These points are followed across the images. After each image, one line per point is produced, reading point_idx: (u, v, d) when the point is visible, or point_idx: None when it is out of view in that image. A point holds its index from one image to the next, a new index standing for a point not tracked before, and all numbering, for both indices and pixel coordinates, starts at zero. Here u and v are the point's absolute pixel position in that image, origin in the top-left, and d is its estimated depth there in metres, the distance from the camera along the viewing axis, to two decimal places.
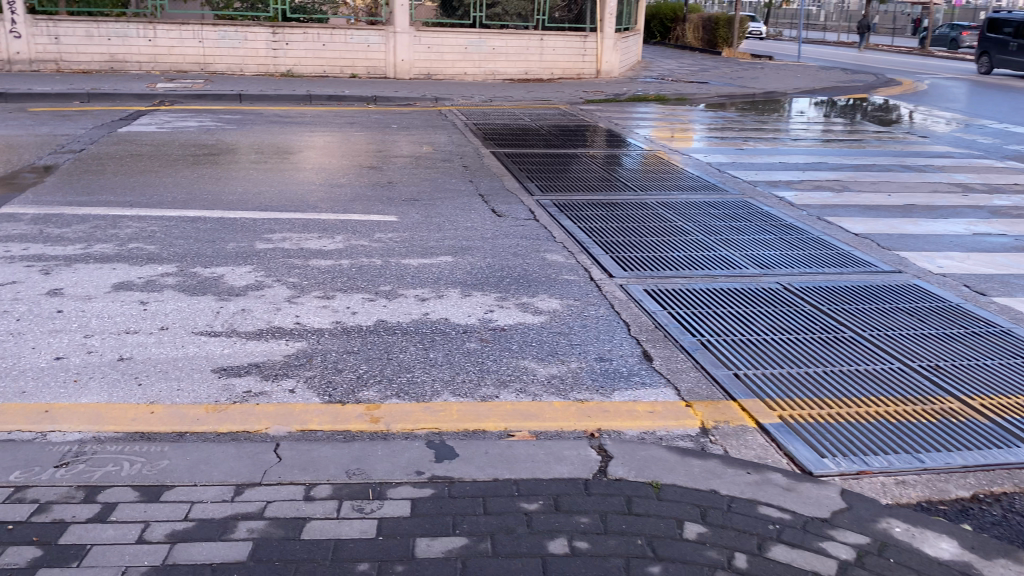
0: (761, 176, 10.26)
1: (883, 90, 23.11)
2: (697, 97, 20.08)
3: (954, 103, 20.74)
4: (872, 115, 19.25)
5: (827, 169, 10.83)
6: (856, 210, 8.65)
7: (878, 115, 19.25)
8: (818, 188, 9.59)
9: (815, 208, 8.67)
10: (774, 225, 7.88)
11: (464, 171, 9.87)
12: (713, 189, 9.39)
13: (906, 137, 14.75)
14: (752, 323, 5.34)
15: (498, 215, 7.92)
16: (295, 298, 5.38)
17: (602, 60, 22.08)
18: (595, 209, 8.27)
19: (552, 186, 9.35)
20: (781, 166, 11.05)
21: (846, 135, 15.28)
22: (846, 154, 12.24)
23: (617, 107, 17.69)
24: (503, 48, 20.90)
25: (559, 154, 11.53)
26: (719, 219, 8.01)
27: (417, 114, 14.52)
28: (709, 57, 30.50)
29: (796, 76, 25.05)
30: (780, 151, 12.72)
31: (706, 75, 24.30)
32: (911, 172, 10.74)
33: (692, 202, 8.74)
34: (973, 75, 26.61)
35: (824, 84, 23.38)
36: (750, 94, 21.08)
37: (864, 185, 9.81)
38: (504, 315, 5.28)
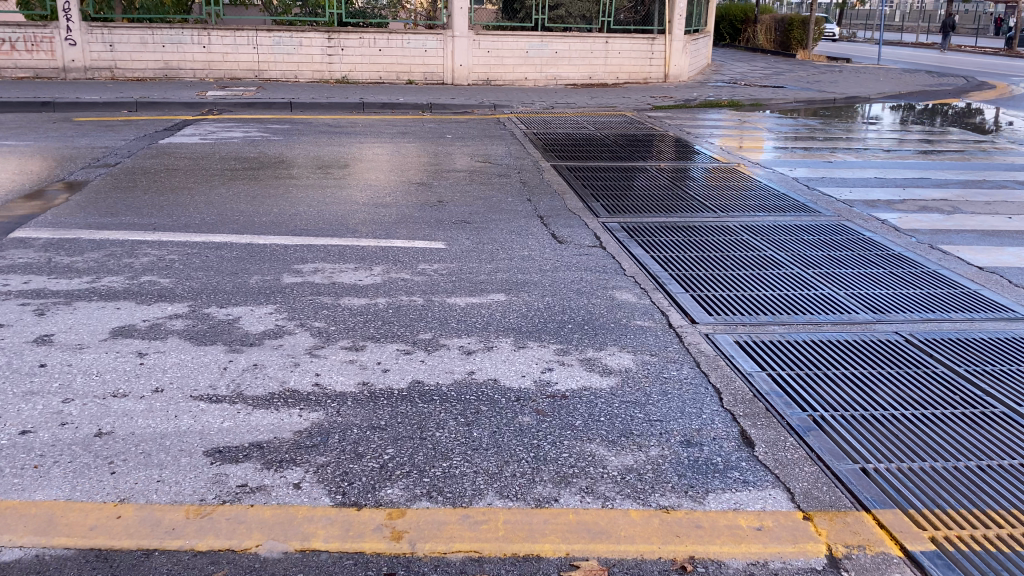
0: (856, 193, 9.12)
1: (975, 94, 21.42)
2: (773, 102, 18.83)
3: None
4: (966, 121, 17.71)
5: (931, 185, 9.60)
6: (974, 237, 7.47)
7: (973, 121, 17.70)
8: (924, 209, 8.41)
9: (925, 234, 7.52)
10: (880, 255, 6.78)
11: (521, 188, 8.98)
12: (801, 209, 8.31)
13: (1012, 147, 13.30)
14: (874, 391, 4.30)
15: (559, 240, 6.99)
16: (318, 350, 4.55)
17: (670, 64, 21.01)
18: (669, 234, 7.29)
19: (619, 205, 8.40)
20: (876, 181, 9.85)
21: (943, 145, 13.90)
22: (949, 167, 10.95)
23: (687, 114, 16.60)
24: (566, 51, 19.97)
25: (625, 166, 10.55)
26: (814, 248, 6.94)
27: (473, 123, 13.71)
28: (782, 60, 29.06)
29: (878, 79, 23.48)
30: (872, 163, 11.48)
31: (780, 79, 22.95)
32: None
33: (780, 226, 7.68)
34: None
35: (909, 88, 21.82)
36: (829, 99, 19.72)
37: (977, 205, 8.58)
38: (566, 375, 4.35)
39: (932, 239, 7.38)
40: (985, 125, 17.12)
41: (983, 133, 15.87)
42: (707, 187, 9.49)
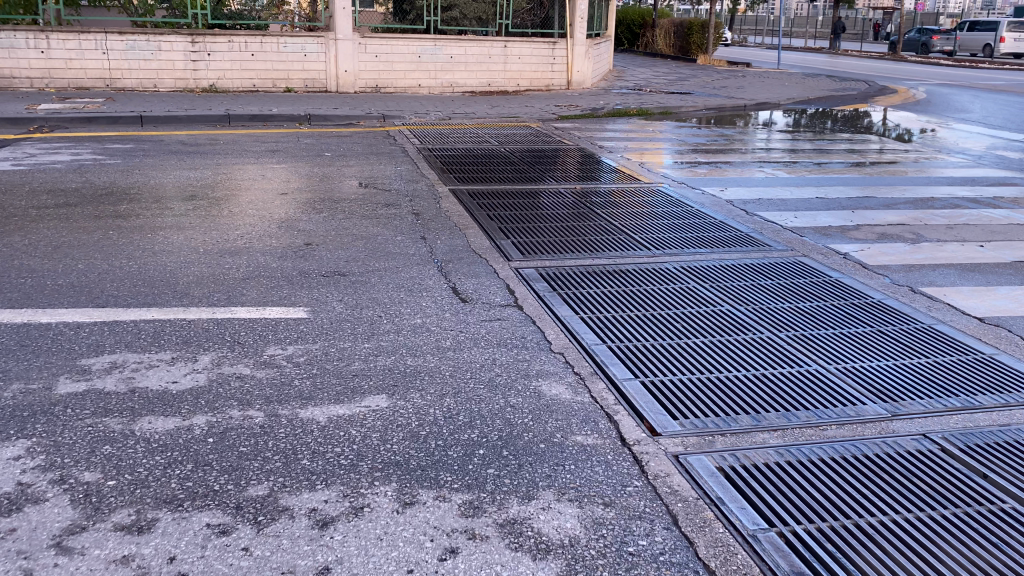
0: (800, 218, 7.87)
1: (880, 99, 21.02)
2: (682, 110, 17.81)
3: (964, 110, 18.66)
4: (880, 125, 17.05)
5: (880, 206, 8.47)
6: (953, 273, 6.27)
7: (886, 125, 17.05)
8: (884, 238, 7.21)
9: (898, 271, 6.30)
10: (856, 305, 5.48)
11: (413, 221, 7.34)
12: (746, 241, 6.99)
13: (939, 156, 12.48)
14: (935, 558, 2.89)
15: (460, 298, 5.39)
16: (73, 539, 2.80)
17: (573, 69, 19.76)
18: (598, 283, 5.80)
19: (532, 241, 6.86)
20: (818, 202, 8.66)
21: (865, 153, 13.03)
22: (888, 183, 9.92)
23: (595, 123, 15.32)
24: (462, 57, 18.45)
25: (535, 188, 9.00)
26: (776, 297, 5.59)
27: (358, 138, 11.97)
28: (684, 65, 28.42)
29: (783, 84, 22.95)
30: (805, 178, 10.34)
31: (685, 86, 22.02)
32: (986, 208, 8.43)
33: (729, 264, 6.31)
34: (965, 82, 24.82)
35: (815, 94, 21.28)
36: (738, 106, 18.87)
37: (939, 230, 7.46)
38: (475, 562, 2.75)
39: (907, 277, 6.15)
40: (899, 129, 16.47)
41: (901, 138, 15.11)
42: (632, 212, 8.05)
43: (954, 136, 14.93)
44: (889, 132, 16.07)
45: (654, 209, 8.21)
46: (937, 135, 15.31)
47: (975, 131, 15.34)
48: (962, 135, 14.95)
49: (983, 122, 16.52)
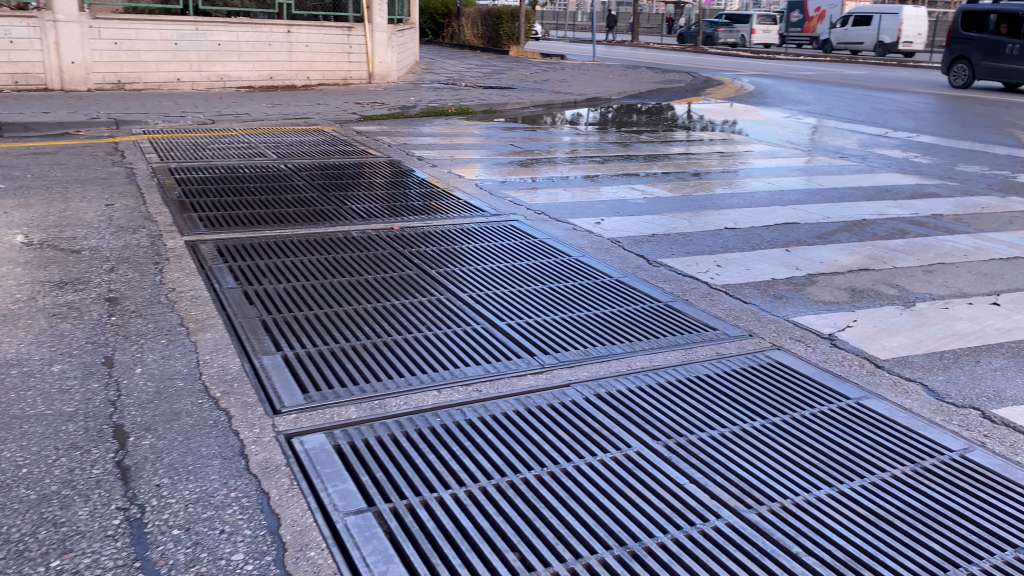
0: (727, 268, 5.38)
1: (710, 91, 19.61)
2: (506, 107, 15.27)
3: (801, 102, 17.51)
4: (717, 118, 15.44)
5: (815, 240, 6.14)
6: (1011, 372, 3.92)
7: (722, 118, 15.45)
8: (864, 302, 4.83)
9: (935, 375, 3.87)
10: (939, 478, 2.97)
11: (98, 320, 4.08)
12: (675, 323, 4.34)
13: (816, 157, 10.65)
14: None
15: (141, 572, 2.31)
16: None
17: (374, 60, 16.81)
18: (458, 461, 2.93)
19: (320, 351, 3.82)
20: (734, 235, 6.24)
21: (729, 153, 11.02)
22: (794, 197, 7.74)
23: (406, 124, 12.39)
24: (232, 44, 14.91)
25: (326, 230, 5.93)
26: (794, 467, 2.99)
27: (67, 155, 8.29)
28: (496, 57, 26.11)
29: (606, 77, 21.13)
30: (692, 192, 7.96)
31: (503, 80, 19.47)
32: (942, 234, 6.41)
33: (674, 385, 3.63)
34: (782, 76, 24.30)
35: (643, 86, 19.55)
36: (566, 101, 16.62)
37: (922, 282, 5.21)
38: None
39: (952, 383, 3.78)
40: (737, 122, 14.92)
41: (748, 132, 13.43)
42: (482, 271, 5.20)
43: (803, 131, 13.45)
44: (731, 126, 14.39)
45: (511, 261, 5.41)
46: (782, 129, 13.77)
47: (822, 126, 13.94)
48: (811, 130, 13.54)
49: (828, 116, 15.24)
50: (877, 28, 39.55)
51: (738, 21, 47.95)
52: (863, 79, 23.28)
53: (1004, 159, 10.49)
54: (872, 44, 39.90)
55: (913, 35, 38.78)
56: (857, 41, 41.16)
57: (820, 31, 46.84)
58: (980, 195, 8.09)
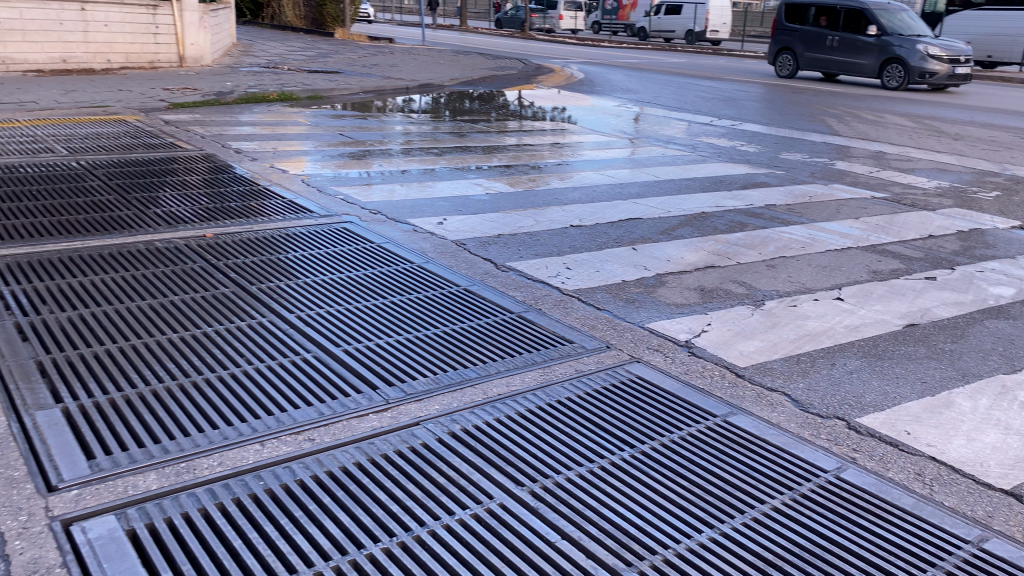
0: (577, 271, 5.11)
1: (542, 79, 19.57)
2: (333, 93, 14.48)
3: (630, 91, 17.79)
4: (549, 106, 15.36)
5: (660, 236, 6.02)
6: (864, 373, 3.86)
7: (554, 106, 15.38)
8: (715, 302, 4.70)
9: (794, 382, 3.75)
10: (818, 505, 2.78)
11: None
12: (529, 337, 3.99)
13: (650, 146, 10.73)
14: None
15: None
16: None
17: (184, 42, 15.62)
18: (288, 539, 2.43)
19: (114, 398, 3.17)
20: (581, 234, 6.01)
21: (566, 142, 10.89)
22: (634, 190, 7.65)
23: (223, 112, 11.40)
24: (14, 22, 13.31)
25: (126, 240, 5.15)
26: (672, 507, 2.71)
27: None
28: (321, 40, 24.97)
29: (438, 62, 20.65)
30: (534, 187, 7.68)
31: (330, 64, 18.52)
32: (779, 226, 6.47)
33: (534, 413, 3.28)
34: (610, 64, 24.76)
35: (475, 73, 19.25)
36: (397, 87, 16.02)
37: (767, 278, 5.16)
38: None
39: (812, 391, 3.66)
40: (568, 109, 14.91)
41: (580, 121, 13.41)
42: (312, 285, 4.64)
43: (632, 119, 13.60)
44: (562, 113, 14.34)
45: (344, 272, 4.88)
46: (612, 117, 13.86)
47: (651, 114, 14.17)
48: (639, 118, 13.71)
49: (657, 104, 15.55)
50: (687, 17, 41.22)
51: (552, 6, 48.56)
52: (684, 68, 24.08)
53: (822, 147, 10.97)
54: (683, 32, 41.58)
55: (718, 25, 40.63)
56: (669, 29, 42.77)
57: (630, 18, 47.87)
58: (806, 184, 8.35)
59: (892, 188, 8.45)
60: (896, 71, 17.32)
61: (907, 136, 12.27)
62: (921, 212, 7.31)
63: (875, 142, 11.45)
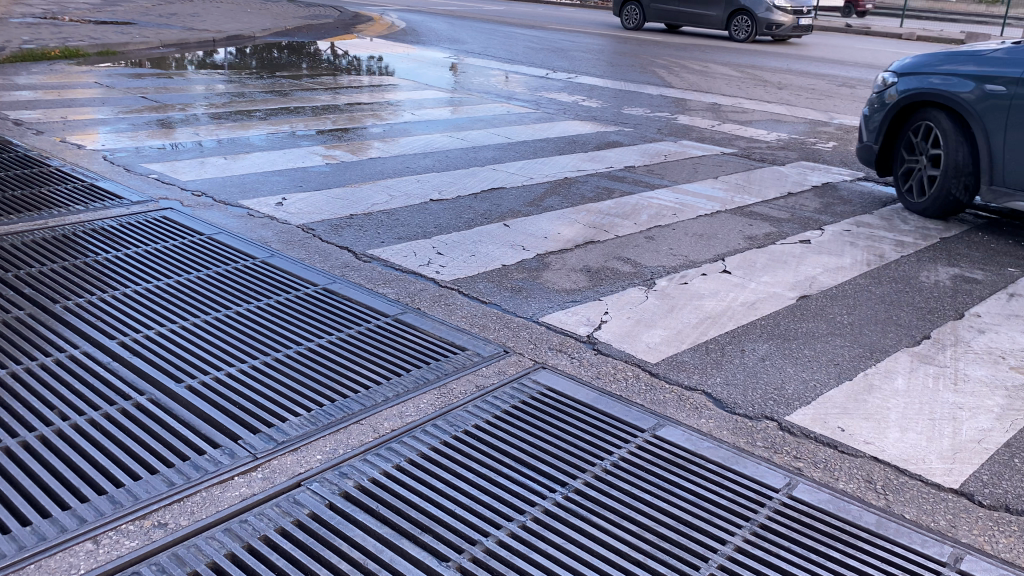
0: (450, 261, 4.55)
1: (363, 29, 18.43)
2: (128, 48, 12.81)
3: (457, 42, 17.10)
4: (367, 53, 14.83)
5: (528, 210, 5.58)
6: (777, 356, 3.60)
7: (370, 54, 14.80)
8: (604, 285, 4.31)
9: (711, 373, 3.41)
10: (782, 536, 2.44)
11: None
12: (413, 349, 3.42)
13: (490, 102, 10.23)
14: None
15: None
16: None
17: None
18: None
19: None
20: (443, 212, 5.43)
21: (401, 100, 10.17)
22: (487, 155, 7.15)
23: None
24: None
25: None
26: (627, 563, 2.28)
27: None
28: None
29: (245, 11, 18.94)
30: (379, 154, 6.97)
31: (121, 13, 16.46)
32: (645, 190, 6.19)
33: (439, 451, 2.74)
34: (431, 12, 23.82)
35: (288, 23, 17.82)
36: (202, 39, 14.45)
37: (649, 252, 4.85)
38: None
39: (732, 385, 3.31)
40: (391, 61, 14.07)
41: (408, 74, 12.67)
42: (135, 296, 3.81)
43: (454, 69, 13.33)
44: (387, 66, 13.48)
45: (175, 276, 4.07)
46: (439, 70, 13.23)
47: (482, 67, 13.63)
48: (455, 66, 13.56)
49: (487, 56, 15.01)
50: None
51: None
52: (507, 17, 23.59)
53: (660, 100, 10.90)
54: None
55: None
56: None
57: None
58: (656, 141, 8.19)
59: (737, 142, 8.45)
60: (743, 23, 17.72)
61: (735, 87, 12.49)
62: (773, 168, 7.30)
63: (708, 94, 11.54)
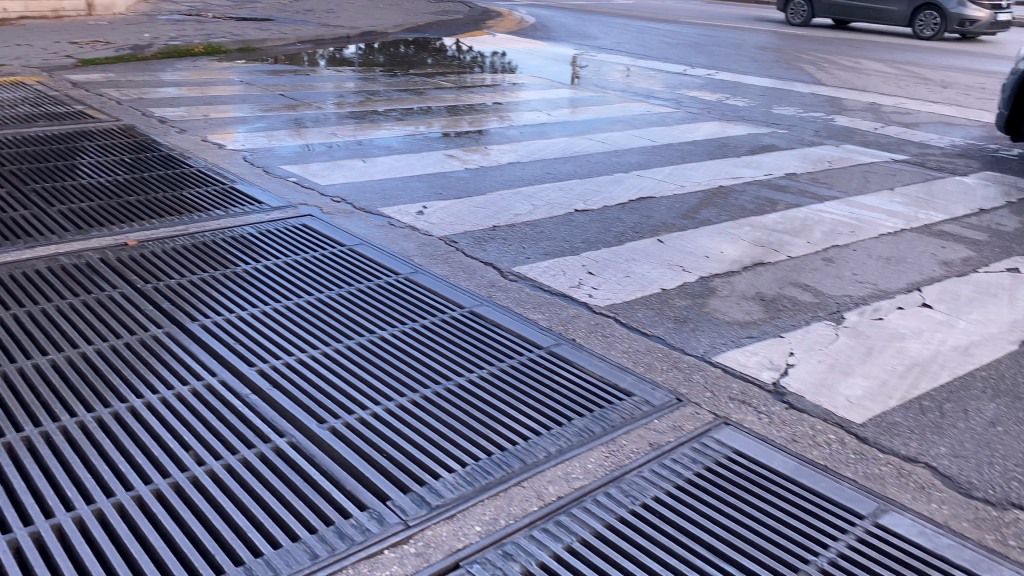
0: (605, 283, 4.11)
1: (492, 24, 18.22)
2: (267, 44, 13.00)
3: (589, 37, 16.60)
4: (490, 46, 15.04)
5: (686, 224, 5.08)
6: (1011, 420, 2.99)
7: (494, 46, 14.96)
8: (784, 317, 3.77)
9: (932, 438, 2.84)
10: None
11: None
12: (574, 393, 3.01)
13: (629, 101, 9.73)
14: None
15: None
16: None
17: None
18: None
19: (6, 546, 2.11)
20: (593, 225, 5.00)
21: (537, 98, 9.80)
22: (634, 159, 6.69)
23: (142, 69, 9.94)
24: None
25: (22, 257, 3.99)
26: None
27: None
28: None
29: (378, 7, 19.07)
30: (519, 158, 6.61)
31: (261, 10, 16.85)
32: (813, 202, 5.57)
33: (616, 529, 2.31)
34: (561, 7, 23.38)
35: (420, 18, 17.80)
36: (337, 35, 14.55)
37: (831, 277, 4.26)
38: None
39: (963, 460, 2.74)
40: (520, 57, 13.77)
41: (540, 71, 12.32)
42: (275, 314, 3.57)
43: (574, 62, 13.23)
44: (518, 62, 13.17)
45: (315, 292, 3.82)
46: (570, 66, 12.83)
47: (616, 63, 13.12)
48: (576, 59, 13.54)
49: (621, 52, 14.45)
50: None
51: None
52: (637, 12, 22.91)
53: (813, 99, 10.09)
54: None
55: None
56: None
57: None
58: (817, 145, 7.48)
59: (909, 148, 7.62)
60: (930, 19, 16.31)
61: (895, 86, 11.47)
62: (956, 179, 6.49)
63: (866, 94, 10.61)
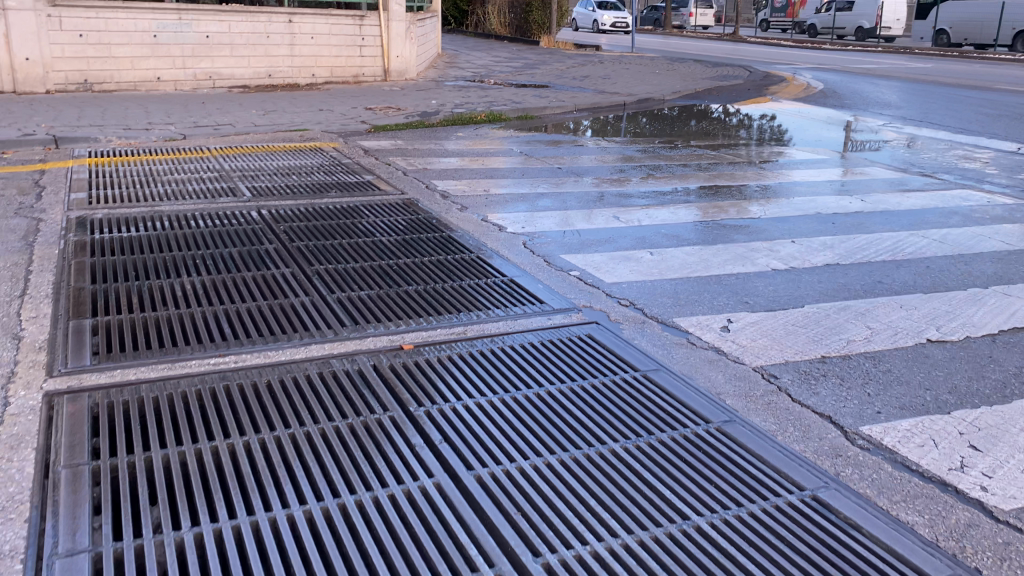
0: (1000, 469, 3.04)
1: (776, 90, 17.07)
2: (546, 110, 12.95)
3: (891, 106, 14.93)
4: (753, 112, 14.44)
5: None
6: None
7: (762, 113, 14.26)
8: None
9: None
10: None
11: None
12: None
13: (957, 187, 8.28)
14: None
15: None
16: None
17: (390, 54, 15.00)
18: None
19: None
20: (957, 367, 3.90)
21: (840, 177, 8.66)
22: (988, 269, 5.41)
23: (428, 136, 10.14)
24: (223, 37, 13.09)
25: (296, 358, 3.68)
26: None
27: None
28: (528, 48, 23.76)
29: (656, 72, 18.70)
30: (837, 258, 5.55)
31: (539, 76, 17.04)
32: None
33: None
34: (852, 72, 21.64)
35: (700, 84, 17.14)
36: (614, 102, 14.25)
37: None
38: None
39: None
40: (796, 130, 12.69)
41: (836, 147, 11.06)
42: (560, 469, 2.90)
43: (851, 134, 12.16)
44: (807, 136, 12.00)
45: (609, 439, 3.11)
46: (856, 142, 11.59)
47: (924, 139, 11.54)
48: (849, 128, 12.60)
49: (933, 126, 12.73)
50: (862, 12, 38.02)
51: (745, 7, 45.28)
52: (939, 78, 20.62)
53: None
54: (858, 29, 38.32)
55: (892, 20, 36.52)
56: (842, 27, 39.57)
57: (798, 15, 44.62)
58: None
59: None
60: None
61: None
62: None
63: None
